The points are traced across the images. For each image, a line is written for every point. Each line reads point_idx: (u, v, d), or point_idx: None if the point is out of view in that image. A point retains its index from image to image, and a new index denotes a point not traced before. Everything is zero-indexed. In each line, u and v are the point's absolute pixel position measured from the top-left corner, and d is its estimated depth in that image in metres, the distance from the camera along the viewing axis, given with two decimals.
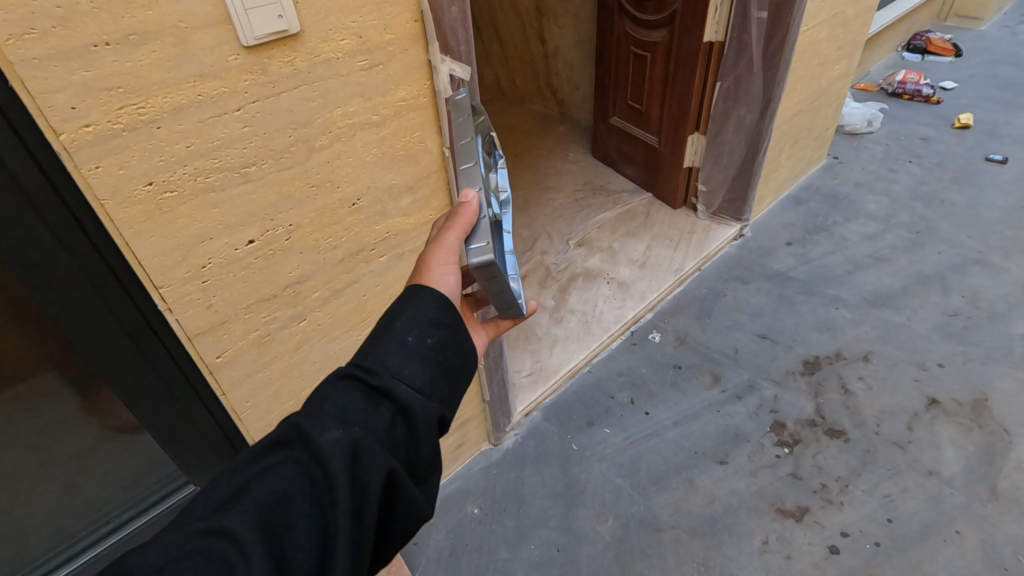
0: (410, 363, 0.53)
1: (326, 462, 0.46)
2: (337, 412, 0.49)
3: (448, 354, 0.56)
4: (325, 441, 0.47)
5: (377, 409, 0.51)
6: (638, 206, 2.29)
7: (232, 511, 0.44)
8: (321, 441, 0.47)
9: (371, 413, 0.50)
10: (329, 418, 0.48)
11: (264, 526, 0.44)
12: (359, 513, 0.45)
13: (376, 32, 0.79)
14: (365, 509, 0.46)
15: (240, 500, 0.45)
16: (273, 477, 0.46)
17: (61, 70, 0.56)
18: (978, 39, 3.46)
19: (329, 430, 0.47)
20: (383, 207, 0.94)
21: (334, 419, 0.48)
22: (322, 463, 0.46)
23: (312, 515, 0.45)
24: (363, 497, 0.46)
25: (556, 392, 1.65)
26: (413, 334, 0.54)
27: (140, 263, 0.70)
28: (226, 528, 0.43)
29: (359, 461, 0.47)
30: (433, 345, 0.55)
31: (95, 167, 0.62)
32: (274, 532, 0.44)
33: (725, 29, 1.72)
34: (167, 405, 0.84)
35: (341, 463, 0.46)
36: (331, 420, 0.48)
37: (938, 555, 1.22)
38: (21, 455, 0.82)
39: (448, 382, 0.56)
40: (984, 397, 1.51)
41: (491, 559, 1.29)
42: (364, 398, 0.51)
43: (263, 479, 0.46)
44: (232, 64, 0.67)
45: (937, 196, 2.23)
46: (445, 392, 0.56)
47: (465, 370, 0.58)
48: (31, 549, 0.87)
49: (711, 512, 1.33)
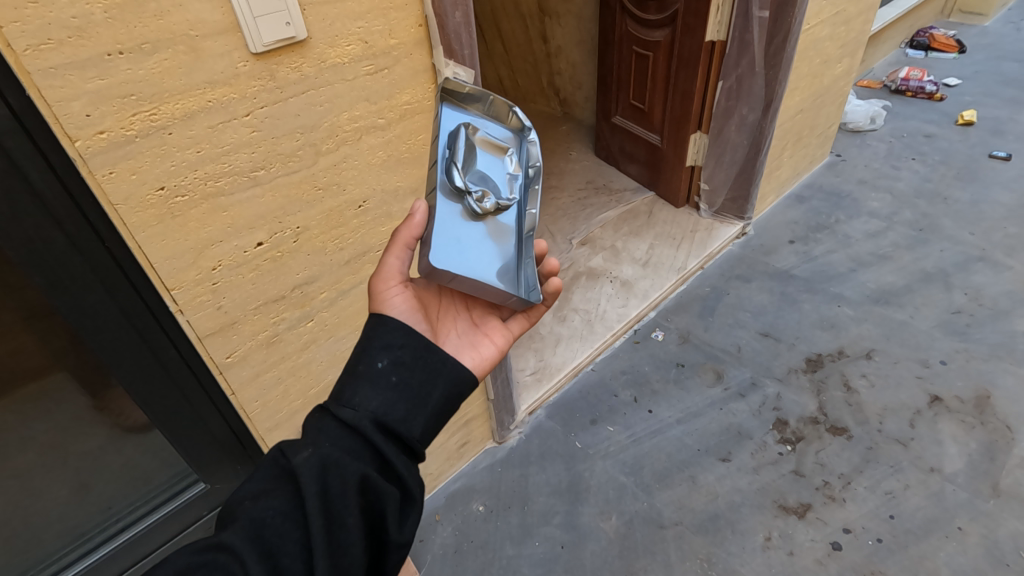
0: (361, 388, 0.56)
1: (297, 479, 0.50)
2: (310, 435, 0.54)
3: (403, 374, 0.58)
4: (297, 461, 0.51)
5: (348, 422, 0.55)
6: (640, 205, 2.30)
7: (230, 529, 0.49)
8: (295, 461, 0.52)
9: (342, 428, 0.54)
10: (302, 441, 0.53)
11: (259, 537, 0.48)
12: (340, 521, 0.50)
13: (381, 37, 0.80)
14: (344, 516, 0.50)
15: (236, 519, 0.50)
16: (266, 495, 0.51)
17: (75, 78, 0.58)
18: (983, 35, 3.45)
19: (301, 450, 0.52)
20: (389, 209, 0.96)
21: (309, 441, 0.53)
22: (297, 481, 0.51)
23: (296, 526, 0.49)
24: (339, 505, 0.50)
25: (560, 390, 1.67)
26: (363, 360, 0.58)
27: (152, 265, 0.71)
28: (225, 540, 0.48)
29: (329, 473, 0.51)
30: (386, 367, 0.58)
31: (109, 173, 0.63)
32: (265, 544, 0.48)
33: (727, 28, 1.72)
34: (178, 406, 0.86)
35: (310, 477, 0.50)
36: (304, 442, 0.53)
37: (940, 552, 1.22)
38: (32, 454, 0.83)
39: (409, 403, 0.57)
40: (986, 394, 1.52)
41: (496, 555, 1.31)
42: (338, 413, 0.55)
43: (258, 499, 0.51)
44: (241, 70, 0.68)
45: (941, 193, 2.23)
46: (410, 410, 0.57)
47: (434, 387, 0.60)
48: (44, 545, 0.88)
49: (714, 509, 1.34)
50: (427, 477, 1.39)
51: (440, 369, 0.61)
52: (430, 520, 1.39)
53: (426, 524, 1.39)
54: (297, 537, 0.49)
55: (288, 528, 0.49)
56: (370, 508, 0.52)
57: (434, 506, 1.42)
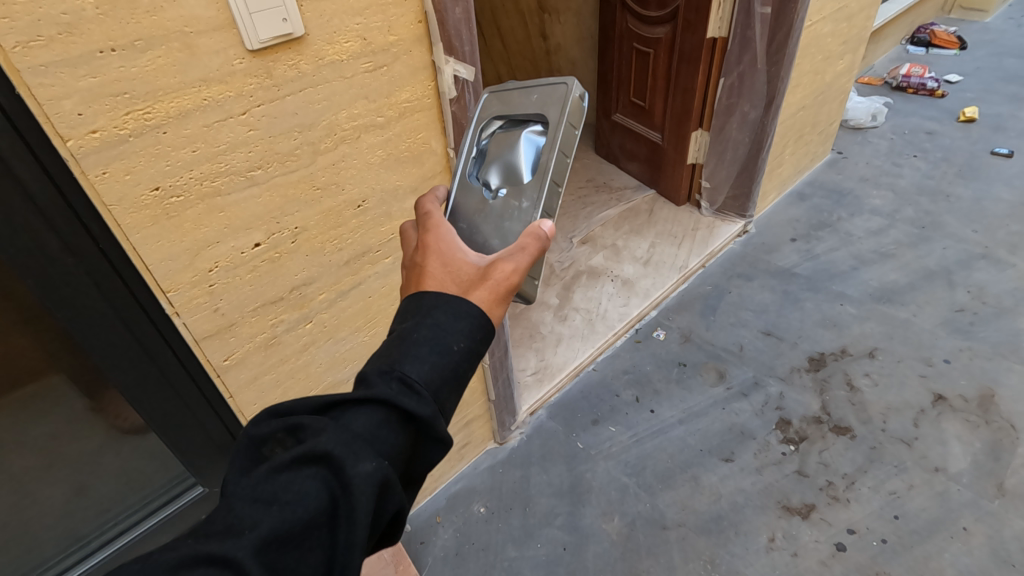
0: (444, 392, 0.51)
1: (353, 498, 0.44)
2: (368, 437, 0.46)
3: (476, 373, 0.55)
4: (358, 475, 0.44)
5: (408, 428, 0.49)
6: (641, 203, 2.28)
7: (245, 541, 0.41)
8: (352, 473, 0.44)
9: (399, 437, 0.48)
10: (360, 446, 0.46)
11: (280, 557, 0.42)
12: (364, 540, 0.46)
13: (380, 33, 0.79)
14: (370, 536, 0.46)
15: (255, 528, 0.42)
16: (298, 501, 0.43)
17: (67, 76, 0.56)
18: (983, 32, 3.44)
19: (361, 461, 0.45)
20: (389, 209, 0.94)
21: (367, 446, 0.46)
22: (348, 494, 0.44)
23: (322, 547, 0.44)
24: (374, 528, 0.46)
25: (561, 390, 1.66)
26: (461, 364, 0.53)
27: (146, 267, 0.70)
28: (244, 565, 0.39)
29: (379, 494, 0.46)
30: (464, 370, 0.53)
31: (102, 173, 0.62)
32: (285, 566, 0.42)
33: (729, 25, 1.71)
34: (175, 408, 0.85)
35: (369, 501, 0.44)
36: (362, 447, 0.46)
37: (945, 552, 1.21)
38: (28, 457, 0.82)
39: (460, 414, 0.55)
40: (990, 392, 1.51)
41: (497, 557, 1.29)
42: (400, 416, 0.49)
43: (283, 503, 0.43)
44: (237, 68, 0.67)
45: (943, 190, 2.22)
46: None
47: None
48: (42, 549, 0.87)
49: (717, 510, 1.33)
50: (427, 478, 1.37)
51: None
52: (431, 522, 1.38)
53: (427, 525, 1.38)
54: (319, 558, 0.44)
55: (312, 548, 0.43)
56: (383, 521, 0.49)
57: (435, 508, 1.41)
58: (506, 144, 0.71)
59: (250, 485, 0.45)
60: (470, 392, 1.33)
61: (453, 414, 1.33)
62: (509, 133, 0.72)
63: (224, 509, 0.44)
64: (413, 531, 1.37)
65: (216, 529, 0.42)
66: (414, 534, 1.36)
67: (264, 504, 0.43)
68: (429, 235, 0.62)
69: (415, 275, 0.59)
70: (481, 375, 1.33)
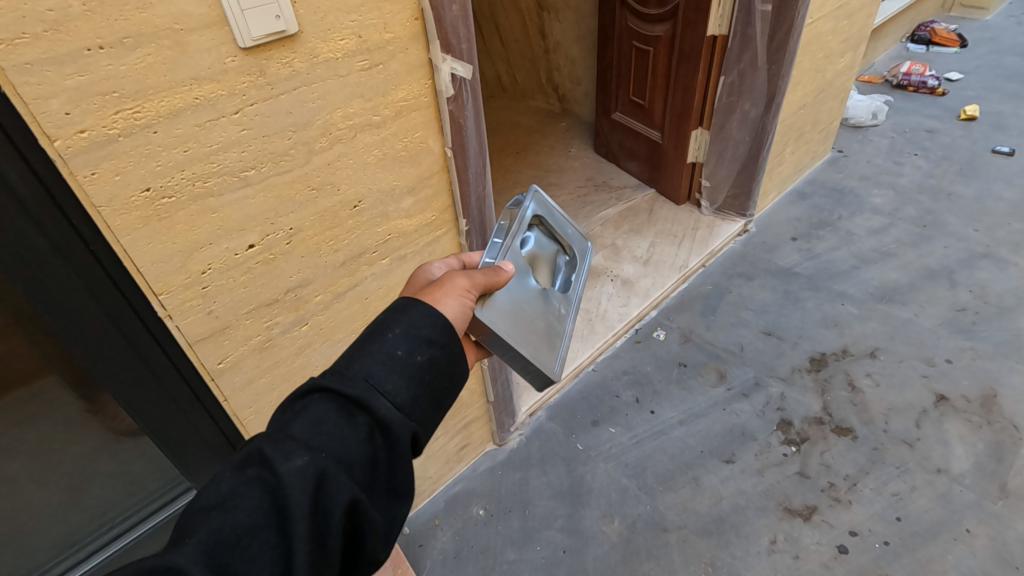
0: (392, 378, 0.51)
1: (287, 492, 0.44)
2: (304, 435, 0.47)
3: (428, 357, 0.54)
4: (290, 470, 0.45)
5: (354, 422, 0.49)
6: (641, 203, 2.27)
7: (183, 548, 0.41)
8: (284, 468, 0.45)
9: (344, 431, 0.48)
10: (293, 443, 0.46)
11: (222, 561, 0.41)
12: (321, 543, 0.45)
13: (376, 31, 0.78)
14: (328, 537, 0.45)
15: (194, 535, 0.42)
16: (235, 502, 0.44)
17: (53, 75, 0.55)
18: (984, 29, 3.43)
19: (292, 457, 0.45)
20: (386, 209, 0.93)
21: (301, 444, 0.46)
22: (282, 490, 0.44)
23: (272, 549, 0.43)
24: (328, 527, 0.45)
25: (561, 391, 1.64)
26: (404, 352, 0.53)
27: (137, 269, 0.69)
28: (177, 565, 0.39)
29: (324, 490, 0.46)
30: (407, 353, 0.53)
31: (91, 174, 0.61)
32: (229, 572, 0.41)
33: (729, 22, 1.69)
34: (168, 412, 0.83)
35: (302, 494, 0.44)
36: (296, 444, 0.46)
37: (948, 554, 1.20)
38: (23, 461, 0.81)
39: (426, 405, 0.53)
40: (993, 392, 1.50)
41: (496, 560, 1.28)
42: (343, 409, 0.49)
43: (222, 505, 0.43)
44: (229, 66, 0.66)
45: (944, 189, 2.21)
46: (426, 412, 0.54)
47: (446, 382, 0.56)
48: (35, 555, 0.86)
49: (719, 512, 1.32)
50: (425, 480, 1.36)
51: (459, 374, 0.57)
52: (429, 524, 1.37)
53: (426, 527, 1.37)
54: (271, 561, 0.42)
55: (259, 552, 0.42)
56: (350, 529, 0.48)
57: (434, 510, 1.40)
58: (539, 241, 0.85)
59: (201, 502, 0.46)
60: (468, 393, 1.32)
61: (451, 415, 1.32)
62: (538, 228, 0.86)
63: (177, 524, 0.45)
64: (411, 534, 1.36)
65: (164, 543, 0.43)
66: (412, 536, 1.35)
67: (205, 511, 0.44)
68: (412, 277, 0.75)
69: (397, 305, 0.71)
70: (479, 376, 1.32)
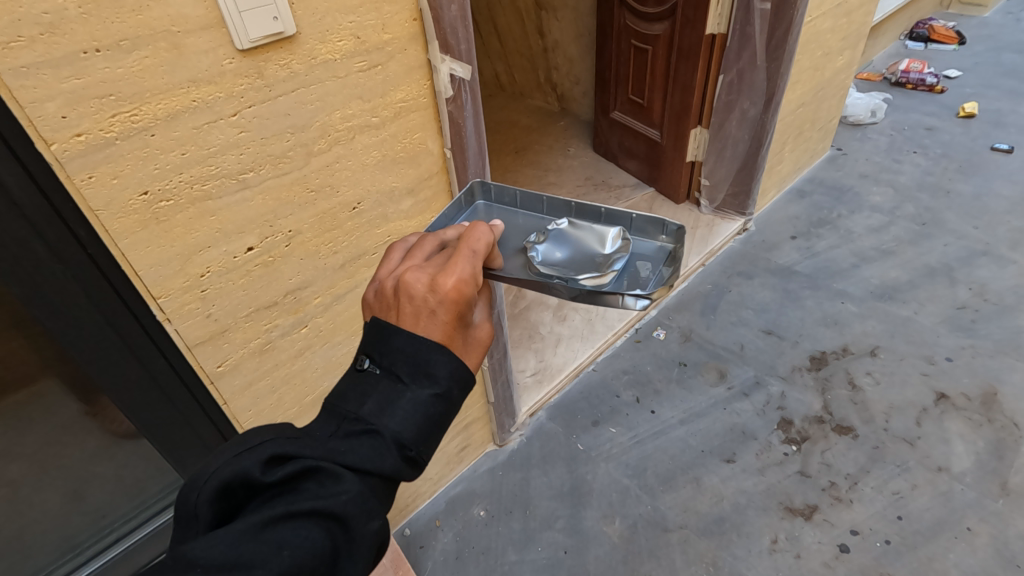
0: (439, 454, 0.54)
1: (354, 553, 0.45)
2: (377, 495, 0.47)
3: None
4: (365, 533, 0.45)
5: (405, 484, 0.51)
6: (640, 202, 2.26)
7: None
8: (361, 530, 0.45)
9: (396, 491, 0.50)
10: (373, 505, 0.46)
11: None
12: None
13: (374, 32, 0.77)
14: None
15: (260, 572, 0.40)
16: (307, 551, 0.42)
17: (49, 78, 0.55)
18: (982, 26, 3.42)
19: (372, 519, 0.46)
20: (385, 210, 0.93)
21: (377, 506, 0.47)
22: (348, 546, 0.45)
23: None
24: None
25: (561, 391, 1.64)
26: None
27: (135, 272, 0.68)
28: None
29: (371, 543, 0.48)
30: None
31: (88, 177, 0.60)
32: None
33: (728, 21, 1.69)
34: (169, 414, 0.83)
35: (365, 557, 0.46)
36: (374, 506, 0.46)
37: (950, 553, 1.20)
38: (23, 463, 0.80)
39: None
40: (993, 390, 1.50)
41: (498, 561, 1.28)
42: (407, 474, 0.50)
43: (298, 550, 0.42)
44: (227, 68, 0.65)
45: (944, 187, 2.21)
46: None
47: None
48: (39, 558, 0.86)
49: (720, 512, 1.32)
50: (426, 481, 1.36)
51: None
52: (430, 525, 1.37)
53: (426, 529, 1.36)
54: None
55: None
56: None
57: (435, 511, 1.39)
58: (577, 255, 0.77)
59: (253, 523, 0.42)
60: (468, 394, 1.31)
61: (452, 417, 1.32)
62: (594, 267, 0.74)
63: (226, 541, 0.41)
64: (411, 535, 1.35)
65: (215, 564, 0.40)
66: (412, 538, 1.35)
67: (274, 546, 0.41)
68: (453, 273, 0.54)
69: (425, 319, 0.52)
70: (479, 377, 1.32)
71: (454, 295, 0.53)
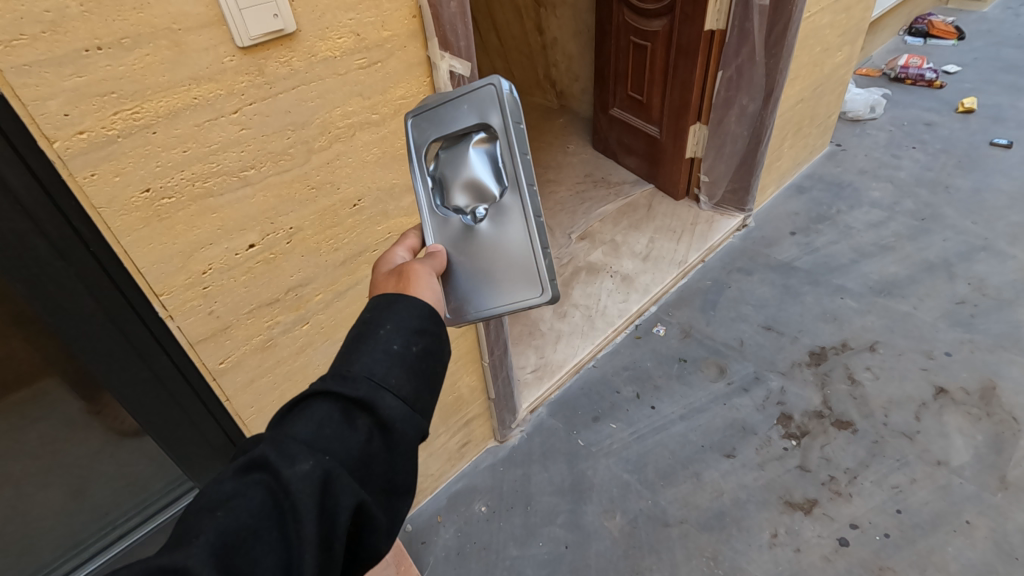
0: (397, 371, 0.52)
1: (294, 496, 0.43)
2: (310, 439, 0.47)
3: (429, 361, 0.55)
4: (295, 473, 0.44)
5: (356, 424, 0.49)
6: (639, 199, 2.26)
7: (192, 546, 0.41)
8: (290, 474, 0.44)
9: (349, 435, 0.48)
10: (299, 447, 0.46)
11: (229, 562, 0.41)
12: (328, 544, 0.45)
13: (374, 29, 0.77)
14: (334, 540, 0.45)
15: (200, 535, 0.41)
16: (241, 503, 0.43)
17: (51, 76, 0.55)
18: (981, 21, 3.42)
19: (300, 462, 0.45)
20: (385, 207, 0.93)
21: (307, 449, 0.46)
22: (289, 496, 0.44)
23: (277, 551, 0.43)
24: (335, 529, 0.45)
25: (562, 387, 1.65)
26: (399, 341, 0.54)
27: (139, 270, 0.68)
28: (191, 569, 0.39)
29: (331, 490, 0.45)
30: (417, 352, 0.54)
31: (91, 175, 0.61)
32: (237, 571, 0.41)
33: (726, 17, 1.69)
34: (172, 410, 0.83)
35: (311, 499, 0.44)
36: (301, 448, 0.46)
37: (948, 546, 1.21)
38: (25, 459, 0.80)
39: (429, 395, 0.54)
40: (992, 384, 1.51)
41: (499, 557, 1.29)
42: (346, 411, 0.49)
43: (230, 508, 0.43)
44: (228, 66, 0.65)
45: (943, 182, 2.21)
46: (429, 403, 0.54)
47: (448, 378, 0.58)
48: (41, 555, 0.86)
49: (720, 506, 1.33)
50: (428, 477, 1.37)
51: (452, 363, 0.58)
52: (432, 521, 1.37)
53: (428, 525, 1.37)
54: (274, 563, 0.42)
55: (267, 553, 0.43)
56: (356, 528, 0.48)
57: (436, 507, 1.40)
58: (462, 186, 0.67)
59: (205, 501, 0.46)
60: (468, 390, 1.32)
61: (452, 413, 1.32)
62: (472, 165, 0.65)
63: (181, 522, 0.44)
64: (413, 531, 1.36)
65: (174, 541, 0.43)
66: (414, 534, 1.35)
67: (209, 509, 0.43)
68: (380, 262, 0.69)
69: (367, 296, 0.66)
70: (479, 372, 1.32)
71: (384, 257, 0.69)
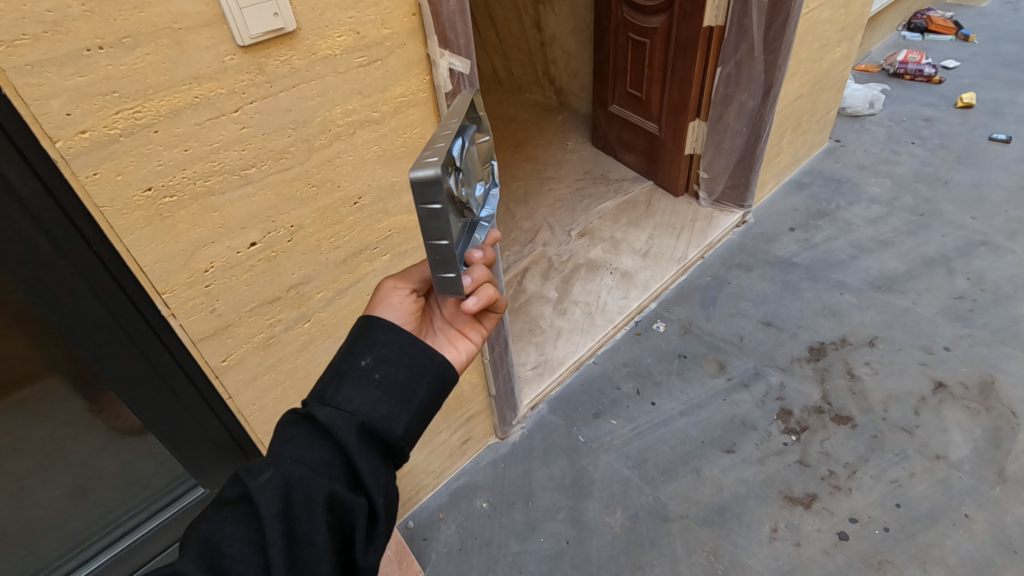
0: (345, 387, 0.55)
1: (255, 500, 0.48)
2: (275, 454, 0.52)
3: (386, 371, 0.56)
4: (257, 482, 0.50)
5: (319, 434, 0.53)
6: (639, 195, 2.27)
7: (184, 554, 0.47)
8: (253, 484, 0.50)
9: (310, 444, 0.52)
10: (264, 462, 0.52)
11: (214, 563, 0.46)
12: (307, 538, 0.48)
13: (374, 27, 0.78)
14: (311, 533, 0.48)
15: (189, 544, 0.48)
16: (221, 514, 0.49)
17: (53, 75, 0.55)
18: (981, 17, 3.42)
19: (261, 473, 0.50)
20: (386, 205, 0.93)
21: (270, 463, 0.51)
22: (254, 501, 0.49)
23: (255, 550, 0.47)
24: (307, 524, 0.48)
25: (562, 383, 1.65)
26: (348, 360, 0.57)
27: (140, 268, 0.69)
28: (179, 569, 0.45)
29: (294, 492, 0.49)
30: (370, 365, 0.56)
31: (93, 174, 0.61)
32: (218, 567, 0.46)
33: (725, 13, 1.69)
34: (176, 410, 0.84)
35: (270, 501, 0.48)
36: (265, 465, 0.51)
37: (947, 539, 1.22)
38: (26, 459, 0.80)
39: (394, 399, 0.56)
40: (990, 378, 1.51)
41: (500, 552, 1.30)
42: (308, 425, 0.54)
43: (215, 518, 0.49)
44: (228, 64, 0.66)
45: (942, 177, 2.22)
46: (393, 406, 0.55)
47: (420, 385, 0.58)
48: (45, 553, 0.87)
49: (720, 501, 1.33)
50: (429, 474, 1.37)
51: (424, 363, 0.58)
52: (433, 518, 1.38)
53: (429, 521, 1.38)
54: (254, 560, 0.47)
55: (248, 554, 0.47)
56: (341, 524, 0.50)
57: (437, 504, 1.40)
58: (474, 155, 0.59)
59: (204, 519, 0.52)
60: (470, 387, 1.32)
61: (452, 410, 1.32)
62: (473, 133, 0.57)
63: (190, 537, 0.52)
64: (415, 527, 1.36)
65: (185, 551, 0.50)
66: (416, 530, 1.36)
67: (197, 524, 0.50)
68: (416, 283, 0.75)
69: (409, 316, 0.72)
70: (481, 370, 1.32)
71: None
